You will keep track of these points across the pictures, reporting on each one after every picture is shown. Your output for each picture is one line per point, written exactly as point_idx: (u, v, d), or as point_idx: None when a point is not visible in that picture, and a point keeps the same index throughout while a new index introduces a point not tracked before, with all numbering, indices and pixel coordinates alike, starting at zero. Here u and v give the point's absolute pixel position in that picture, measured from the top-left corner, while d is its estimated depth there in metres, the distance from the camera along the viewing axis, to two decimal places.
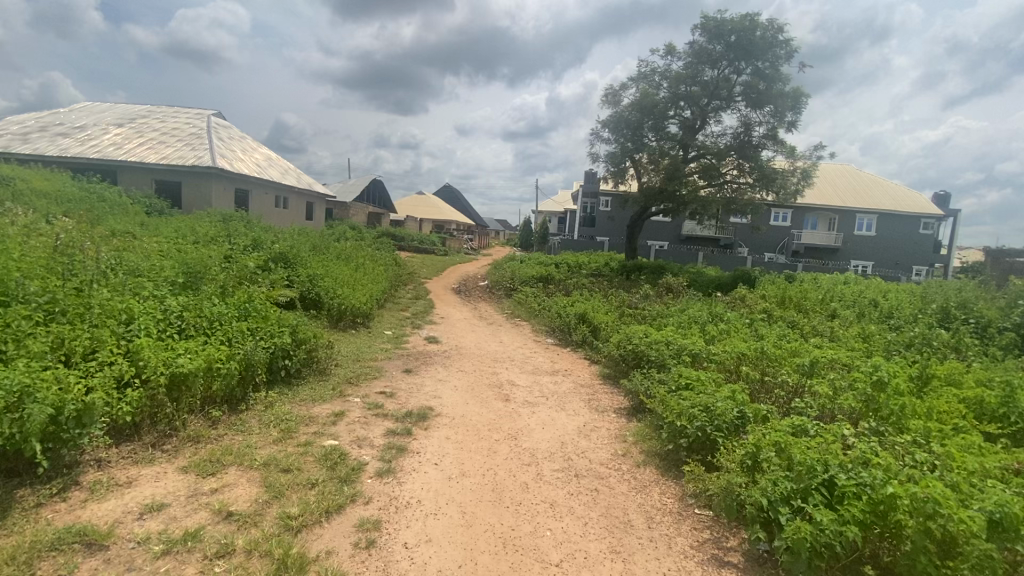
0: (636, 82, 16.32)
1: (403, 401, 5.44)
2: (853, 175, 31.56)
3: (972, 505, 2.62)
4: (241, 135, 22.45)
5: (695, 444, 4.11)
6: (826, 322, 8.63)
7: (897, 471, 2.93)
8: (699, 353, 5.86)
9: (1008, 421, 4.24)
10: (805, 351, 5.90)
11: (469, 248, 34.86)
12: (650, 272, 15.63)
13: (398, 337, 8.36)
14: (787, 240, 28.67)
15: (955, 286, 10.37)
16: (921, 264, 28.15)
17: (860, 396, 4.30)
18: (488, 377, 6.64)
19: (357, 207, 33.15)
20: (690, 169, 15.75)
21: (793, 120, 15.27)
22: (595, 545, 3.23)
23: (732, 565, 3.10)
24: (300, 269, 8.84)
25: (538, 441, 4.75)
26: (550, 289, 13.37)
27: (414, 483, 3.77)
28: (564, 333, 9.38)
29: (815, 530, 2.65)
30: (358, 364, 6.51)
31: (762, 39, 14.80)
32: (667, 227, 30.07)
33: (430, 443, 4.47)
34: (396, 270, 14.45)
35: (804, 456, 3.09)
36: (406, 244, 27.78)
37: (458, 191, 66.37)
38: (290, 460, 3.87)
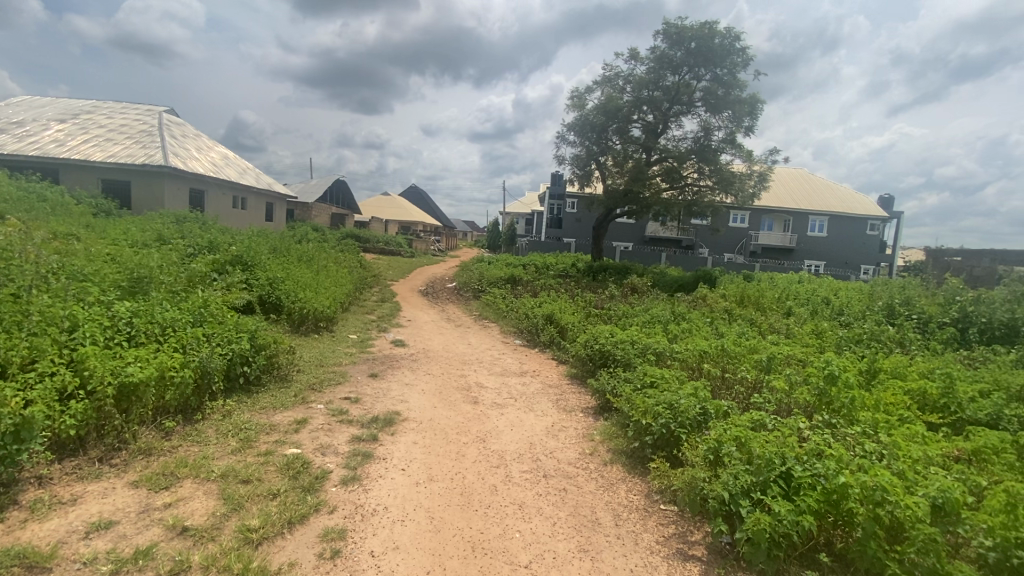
0: (601, 87, 16.60)
1: (368, 407, 5.34)
2: (806, 178, 33.07)
3: (918, 492, 2.78)
4: (196, 133, 21.60)
5: (659, 441, 4.18)
6: (782, 319, 9.00)
7: (849, 461, 3.06)
8: (663, 352, 6.02)
9: (949, 411, 4.54)
10: (763, 347, 6.13)
11: (436, 249, 34.63)
12: (615, 272, 15.89)
13: (364, 341, 8.21)
14: (745, 241, 29.74)
15: (900, 284, 10.98)
16: (869, 262, 29.65)
17: (814, 390, 4.49)
18: (456, 380, 6.61)
19: (320, 208, 32.43)
20: (653, 172, 16.11)
21: (750, 125, 15.83)
22: (563, 544, 3.25)
23: (696, 559, 3.17)
24: (259, 271, 8.56)
25: (507, 443, 4.75)
26: (518, 290, 13.43)
27: (380, 490, 3.71)
28: (532, 334, 9.43)
29: (773, 521, 2.75)
30: (321, 369, 6.35)
31: (720, 46, 15.27)
32: (631, 228, 30.69)
33: (397, 449, 4.40)
34: (361, 272, 14.19)
35: (763, 450, 3.19)
36: (372, 245, 27.37)
37: (424, 192, 65.93)
38: (250, 471, 3.74)
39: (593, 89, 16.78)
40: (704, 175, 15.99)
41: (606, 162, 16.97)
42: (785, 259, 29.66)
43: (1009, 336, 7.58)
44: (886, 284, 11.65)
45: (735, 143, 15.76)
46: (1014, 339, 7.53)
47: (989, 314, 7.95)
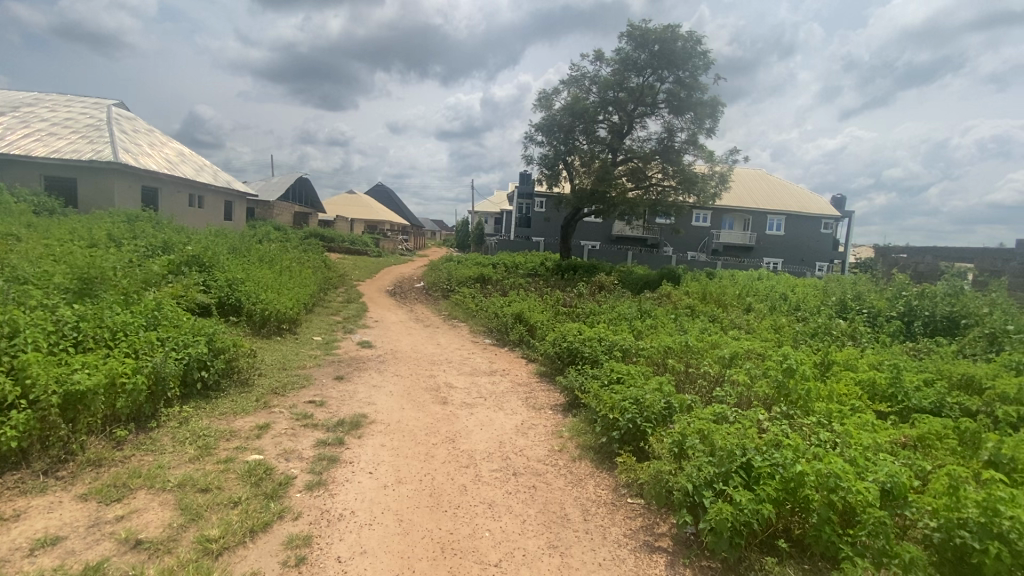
0: (567, 87, 16.75)
1: (334, 410, 5.22)
2: (764, 179, 34.27)
3: (868, 477, 2.92)
4: (148, 128, 20.65)
5: (626, 436, 4.25)
6: (743, 315, 9.30)
7: (805, 450, 3.19)
8: (629, 349, 6.13)
9: (896, 400, 4.78)
10: (725, 342, 6.32)
11: (404, 249, 34.20)
12: (583, 271, 16.03)
13: (329, 343, 8.03)
14: (707, 239, 30.63)
15: (851, 280, 11.50)
16: (823, 260, 30.90)
17: (773, 382, 4.65)
18: (425, 381, 6.54)
19: (282, 206, 31.51)
20: (619, 172, 16.37)
21: (711, 127, 16.26)
22: (533, 541, 3.27)
23: (662, 550, 3.24)
24: (217, 272, 8.25)
25: (476, 442, 4.73)
26: (488, 289, 13.40)
27: (347, 494, 3.64)
28: (502, 333, 9.44)
29: (735, 511, 2.84)
30: (284, 372, 6.18)
31: (682, 49, 15.61)
32: (598, 227, 31.11)
33: (364, 452, 4.33)
34: (326, 272, 13.86)
35: (724, 442, 3.29)
36: (337, 245, 26.73)
37: (390, 191, 64.90)
38: (210, 479, 3.60)
39: (560, 89, 16.93)
40: (667, 176, 16.33)
41: (574, 162, 17.15)
42: (745, 257, 30.68)
43: (950, 328, 8.06)
44: (839, 280, 12.20)
45: (697, 144, 16.16)
46: (954, 331, 8.01)
47: (931, 308, 8.43)
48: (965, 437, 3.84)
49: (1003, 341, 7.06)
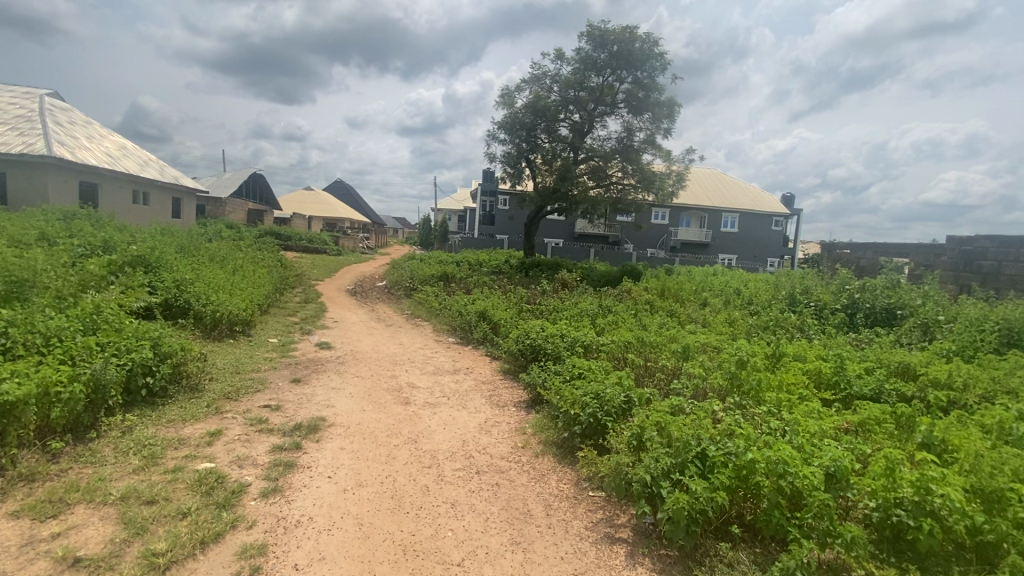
0: (529, 86, 16.82)
1: (291, 414, 5.07)
2: (719, 178, 35.45)
3: (814, 462, 3.07)
4: (85, 120, 19.41)
5: (587, 430, 4.32)
6: (699, 309, 9.61)
7: (756, 439, 3.32)
8: (590, 344, 6.23)
9: (840, 388, 5.06)
10: (682, 337, 6.50)
11: (365, 247, 33.53)
12: (547, 269, 16.15)
13: (286, 345, 7.77)
14: (666, 237, 31.50)
15: (799, 275, 12.06)
16: (774, 256, 32.21)
17: (727, 374, 4.83)
18: (386, 381, 6.44)
19: (234, 203, 30.26)
20: (580, 170, 16.57)
21: (668, 127, 16.67)
22: (496, 539, 3.27)
23: (623, 541, 3.31)
24: (163, 273, 7.86)
25: (439, 442, 4.70)
26: (451, 288, 13.30)
27: (305, 500, 3.54)
28: (466, 331, 9.39)
29: (691, 499, 2.94)
30: (237, 376, 5.94)
31: (640, 50, 15.91)
32: (561, 225, 31.44)
33: (323, 455, 4.22)
34: (282, 271, 13.40)
35: (681, 433, 3.39)
36: (294, 244, 25.93)
37: (350, 188, 63.52)
38: (156, 490, 3.43)
39: (522, 87, 16.98)
40: (627, 174, 16.65)
41: (536, 160, 17.23)
42: (702, 254, 31.69)
43: (888, 319, 8.56)
44: (788, 275, 12.76)
45: (655, 143, 16.54)
46: (892, 322, 8.52)
47: (872, 300, 8.93)
48: (902, 421, 4.09)
49: (935, 331, 7.57)
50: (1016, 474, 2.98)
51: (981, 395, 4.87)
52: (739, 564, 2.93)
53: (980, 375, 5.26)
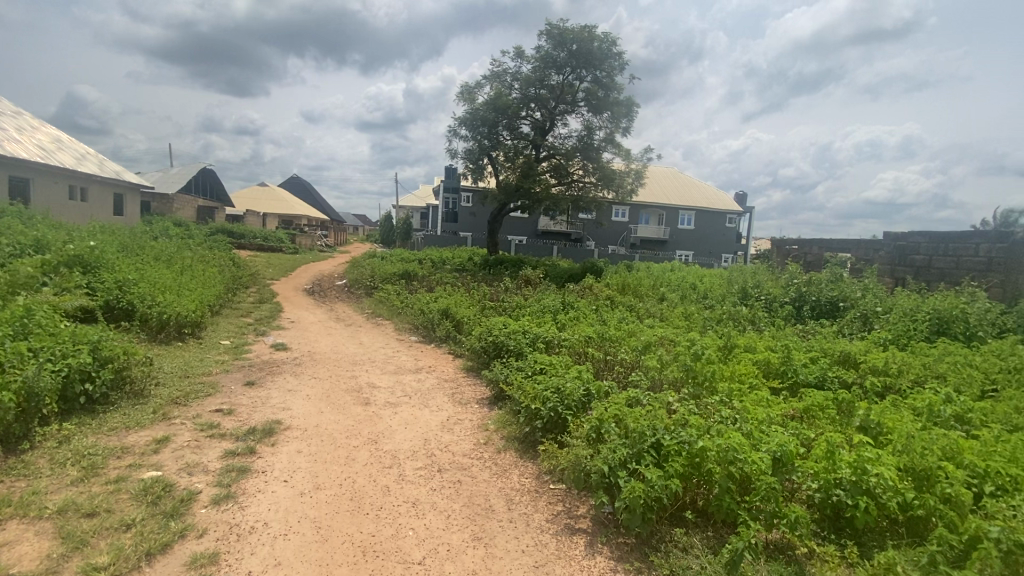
0: (490, 82, 16.81)
1: (244, 418, 4.90)
2: (677, 176, 36.47)
3: (763, 448, 3.21)
4: (13, 110, 18.08)
5: (548, 424, 4.39)
6: (657, 304, 9.88)
7: (708, 427, 3.45)
8: (552, 340, 6.30)
9: (787, 376, 5.33)
10: (640, 331, 6.68)
11: (323, 245, 32.71)
12: (510, 266, 16.20)
13: (239, 347, 7.49)
14: (626, 234, 32.27)
15: (751, 270, 12.57)
16: (728, 252, 33.42)
17: (682, 366, 5.00)
18: (346, 382, 6.31)
19: (182, 200, 28.87)
20: (542, 168, 16.70)
21: (627, 126, 17.01)
22: (457, 535, 3.28)
23: (582, 531, 3.38)
24: (103, 273, 7.43)
25: (400, 442, 4.65)
26: (413, 286, 13.15)
27: (259, 505, 3.44)
28: (428, 330, 9.31)
29: (646, 488, 3.04)
30: (186, 380, 5.69)
31: (599, 50, 16.14)
32: (524, 222, 31.62)
33: (278, 459, 4.11)
34: (234, 271, 12.88)
35: (637, 424, 3.49)
36: (248, 242, 24.98)
37: (307, 184, 61.68)
38: (98, 502, 3.26)
39: (483, 83, 16.94)
40: (588, 172, 16.90)
41: (498, 157, 17.23)
42: (660, 250, 32.55)
43: (832, 311, 9.06)
44: (740, 269, 13.29)
45: (614, 142, 16.84)
46: (835, 313, 9.01)
47: (817, 294, 9.41)
48: (843, 406, 4.35)
49: (873, 321, 8.07)
50: (942, 452, 3.22)
51: (913, 379, 5.23)
52: (693, 548, 3.04)
53: (913, 362, 5.65)
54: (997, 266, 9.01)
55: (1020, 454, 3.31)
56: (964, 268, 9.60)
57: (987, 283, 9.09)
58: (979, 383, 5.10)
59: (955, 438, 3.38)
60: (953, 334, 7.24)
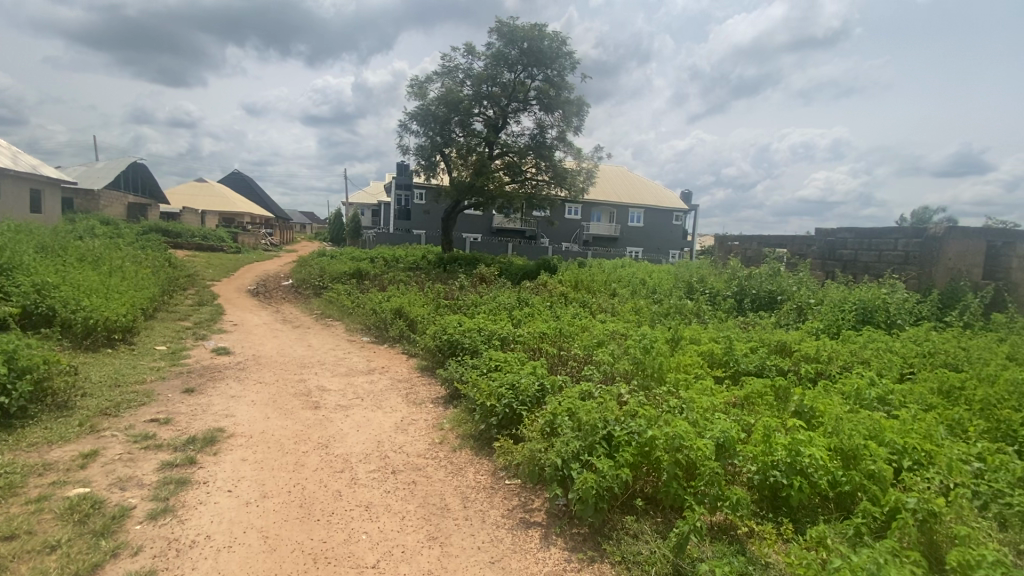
0: (441, 78, 16.64)
1: (183, 427, 4.64)
2: (626, 175, 37.50)
3: (706, 435, 3.37)
4: None
5: (503, 420, 4.43)
6: (609, 299, 10.12)
7: (656, 417, 3.58)
8: (507, 337, 6.33)
9: (729, 365, 5.62)
10: (594, 326, 6.83)
11: (268, 244, 31.34)
12: (464, 263, 16.11)
13: (176, 352, 7.06)
14: (579, 231, 32.86)
15: (697, 265, 13.09)
16: (675, 248, 34.59)
17: (632, 359, 5.16)
18: (294, 386, 6.09)
19: (109, 196, 26.89)
20: (495, 165, 16.71)
21: (578, 125, 17.27)
22: (412, 537, 3.25)
23: (537, 525, 3.44)
24: (19, 277, 6.85)
25: (352, 445, 4.55)
26: (364, 285, 12.85)
27: (200, 517, 3.27)
28: (380, 330, 9.14)
29: (598, 478, 3.13)
30: (117, 390, 5.33)
31: (550, 49, 16.29)
32: (478, 220, 31.61)
33: (221, 469, 3.93)
34: (170, 272, 12.13)
35: (589, 416, 3.58)
36: (185, 241, 23.59)
37: (249, 180, 58.92)
38: (16, 524, 3.00)
39: (434, 79, 16.75)
40: (541, 171, 17.05)
41: (450, 154, 17.10)
42: (612, 247, 33.31)
43: (770, 303, 9.59)
44: (686, 265, 13.83)
45: (566, 140, 17.07)
46: (772, 305, 9.55)
47: (757, 287, 9.93)
48: (780, 392, 4.63)
49: (807, 312, 8.60)
50: (867, 432, 3.49)
51: (842, 365, 5.63)
52: (643, 534, 3.15)
53: (842, 349, 6.08)
54: (913, 260, 9.78)
55: (932, 431, 3.64)
56: (886, 261, 10.37)
57: (905, 276, 9.86)
58: (898, 366, 5.56)
59: (878, 419, 3.66)
60: (877, 322, 7.84)
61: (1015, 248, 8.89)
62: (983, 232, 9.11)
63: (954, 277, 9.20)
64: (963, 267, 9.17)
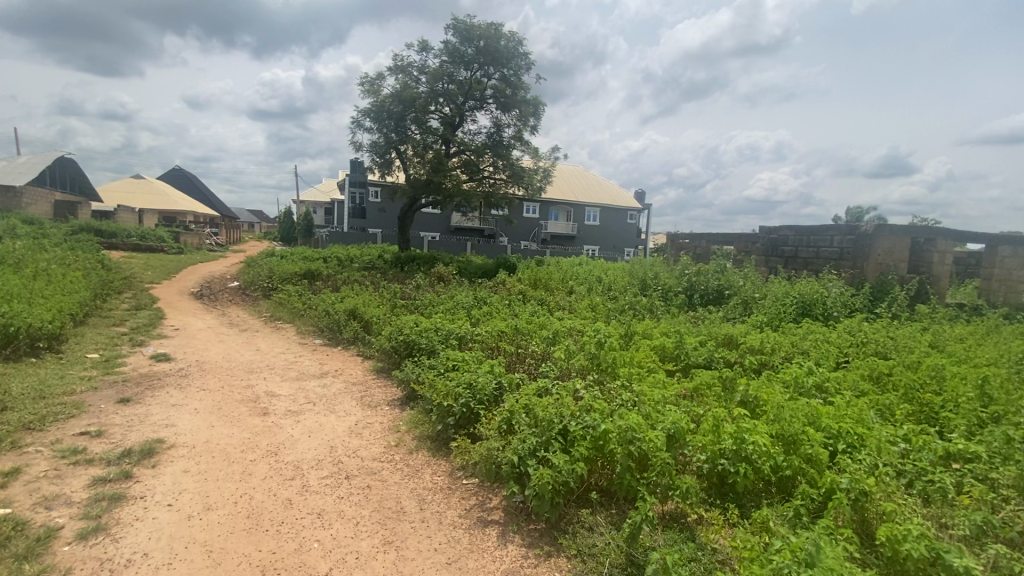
0: (395, 74, 16.35)
1: (118, 439, 4.36)
2: (583, 175, 38.08)
3: (659, 426, 3.47)
4: None
5: (460, 420, 4.40)
6: (566, 297, 10.24)
7: (610, 412, 3.66)
8: (465, 336, 6.30)
9: (680, 358, 5.82)
10: (551, 323, 6.89)
11: (213, 245, 29.85)
12: (421, 262, 15.91)
13: (110, 360, 6.62)
14: (537, 230, 33.06)
15: (650, 263, 13.42)
16: (630, 246, 35.46)
17: (588, 355, 5.25)
18: (240, 392, 5.83)
19: (33, 193, 24.89)
20: (452, 164, 16.60)
21: (534, 124, 17.37)
22: (367, 542, 3.19)
23: (494, 523, 3.44)
24: None
25: (304, 451, 4.41)
26: (317, 286, 12.49)
27: (137, 535, 3.09)
28: (334, 332, 8.89)
29: (553, 474, 3.17)
30: (43, 401, 4.96)
31: (506, 48, 16.30)
32: (436, 218, 31.32)
33: (160, 482, 3.72)
34: (103, 275, 11.36)
35: (545, 412, 3.62)
36: (121, 241, 22.15)
37: (192, 176, 55.98)
38: None
39: (388, 75, 16.43)
40: (498, 170, 17.07)
41: (406, 151, 16.84)
42: (569, 245, 33.76)
43: (718, 298, 9.99)
44: (640, 262, 14.19)
45: (523, 139, 17.15)
46: (720, 300, 9.95)
47: (706, 283, 10.31)
48: (727, 383, 4.84)
49: (752, 306, 9.01)
50: (805, 419, 3.69)
51: (784, 356, 5.95)
52: (598, 526, 3.21)
53: (784, 340, 6.41)
54: (847, 255, 10.42)
55: (863, 415, 3.91)
56: (823, 257, 11.00)
57: (841, 271, 10.47)
58: (834, 356, 5.91)
59: (816, 406, 3.89)
60: (815, 315, 8.33)
61: (935, 244, 9.63)
62: (907, 229, 9.82)
63: (883, 271, 9.86)
64: (890, 262, 9.84)
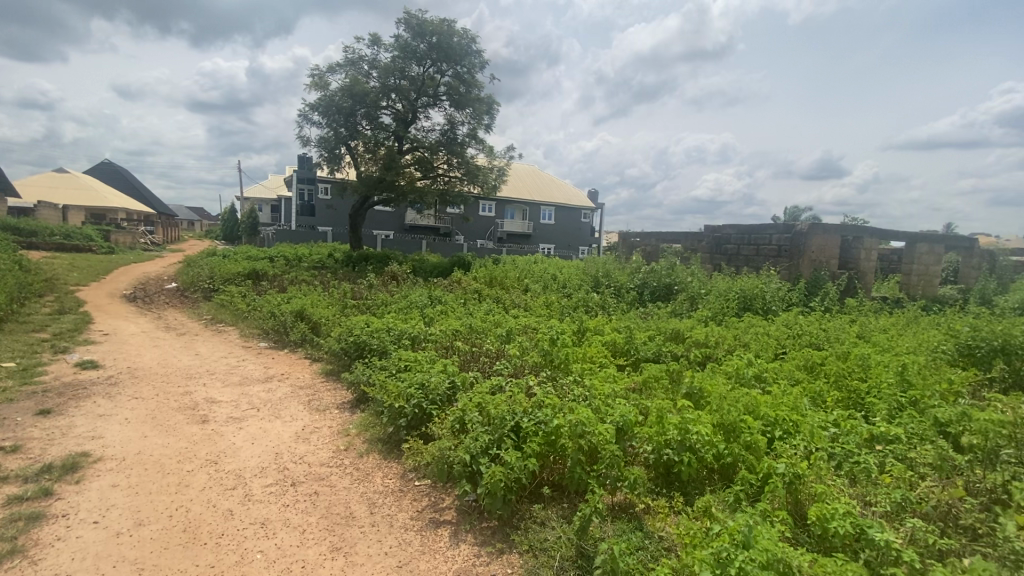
0: (345, 68, 15.92)
1: (37, 454, 4.03)
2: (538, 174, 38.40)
3: (607, 420, 3.56)
4: None
5: (412, 421, 4.34)
6: (521, 295, 10.28)
7: (561, 407, 3.71)
8: (417, 336, 6.22)
9: (630, 353, 5.98)
10: (505, 321, 6.91)
11: (148, 244, 28.07)
12: (375, 262, 15.57)
13: (28, 369, 6.10)
14: (493, 228, 33.05)
15: (602, 260, 13.70)
16: (584, 244, 36.11)
17: (541, 352, 5.30)
18: (177, 400, 5.52)
19: None
20: (405, 161, 16.33)
21: (488, 123, 17.33)
22: (313, 550, 3.10)
23: (447, 523, 3.42)
24: None
25: (247, 459, 4.23)
26: (262, 286, 11.98)
27: (59, 555, 2.88)
28: (280, 334, 8.56)
29: (505, 471, 3.19)
30: None
31: (459, 45, 16.19)
32: (389, 216, 30.72)
33: (86, 498, 3.47)
34: (21, 277, 10.46)
35: (497, 411, 3.63)
36: (43, 240, 20.46)
37: (123, 171, 52.42)
38: None
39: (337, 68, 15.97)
40: (452, 167, 16.93)
41: (357, 147, 16.43)
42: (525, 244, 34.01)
43: (667, 294, 10.34)
44: (593, 259, 14.45)
45: (477, 138, 17.08)
46: (669, 295, 10.31)
47: (655, 280, 10.64)
48: (673, 376, 5.02)
49: (698, 301, 9.37)
50: (745, 408, 3.88)
51: (726, 348, 6.23)
52: (550, 520, 3.26)
53: (727, 334, 6.71)
54: (784, 253, 10.98)
55: (798, 403, 4.15)
56: (763, 254, 11.57)
57: (779, 267, 10.94)
58: (773, 347, 6.25)
59: (755, 395, 4.09)
60: (755, 309, 8.78)
61: (862, 242, 10.34)
62: (838, 228, 10.49)
63: (816, 267, 10.49)
64: (823, 259, 10.48)
